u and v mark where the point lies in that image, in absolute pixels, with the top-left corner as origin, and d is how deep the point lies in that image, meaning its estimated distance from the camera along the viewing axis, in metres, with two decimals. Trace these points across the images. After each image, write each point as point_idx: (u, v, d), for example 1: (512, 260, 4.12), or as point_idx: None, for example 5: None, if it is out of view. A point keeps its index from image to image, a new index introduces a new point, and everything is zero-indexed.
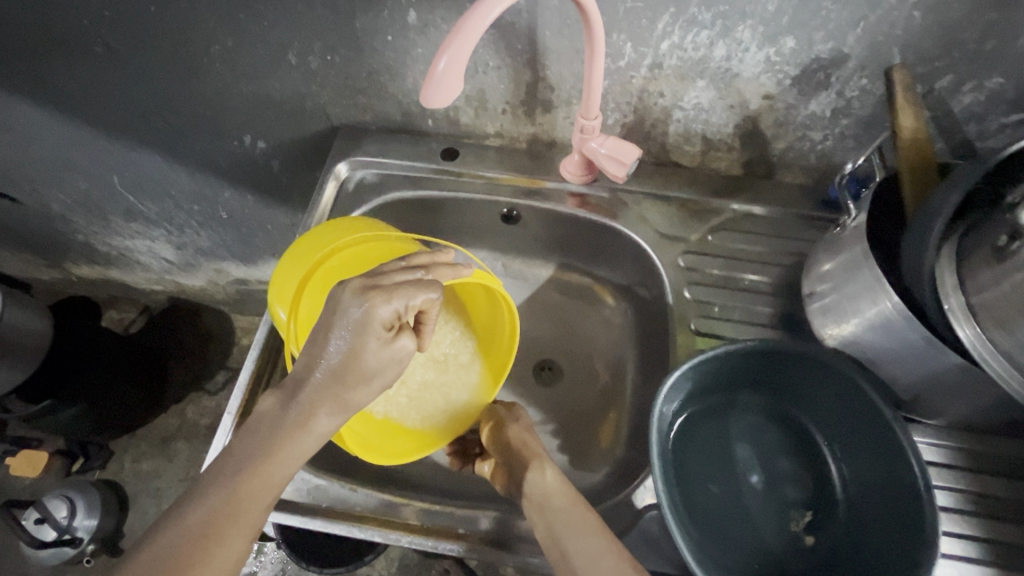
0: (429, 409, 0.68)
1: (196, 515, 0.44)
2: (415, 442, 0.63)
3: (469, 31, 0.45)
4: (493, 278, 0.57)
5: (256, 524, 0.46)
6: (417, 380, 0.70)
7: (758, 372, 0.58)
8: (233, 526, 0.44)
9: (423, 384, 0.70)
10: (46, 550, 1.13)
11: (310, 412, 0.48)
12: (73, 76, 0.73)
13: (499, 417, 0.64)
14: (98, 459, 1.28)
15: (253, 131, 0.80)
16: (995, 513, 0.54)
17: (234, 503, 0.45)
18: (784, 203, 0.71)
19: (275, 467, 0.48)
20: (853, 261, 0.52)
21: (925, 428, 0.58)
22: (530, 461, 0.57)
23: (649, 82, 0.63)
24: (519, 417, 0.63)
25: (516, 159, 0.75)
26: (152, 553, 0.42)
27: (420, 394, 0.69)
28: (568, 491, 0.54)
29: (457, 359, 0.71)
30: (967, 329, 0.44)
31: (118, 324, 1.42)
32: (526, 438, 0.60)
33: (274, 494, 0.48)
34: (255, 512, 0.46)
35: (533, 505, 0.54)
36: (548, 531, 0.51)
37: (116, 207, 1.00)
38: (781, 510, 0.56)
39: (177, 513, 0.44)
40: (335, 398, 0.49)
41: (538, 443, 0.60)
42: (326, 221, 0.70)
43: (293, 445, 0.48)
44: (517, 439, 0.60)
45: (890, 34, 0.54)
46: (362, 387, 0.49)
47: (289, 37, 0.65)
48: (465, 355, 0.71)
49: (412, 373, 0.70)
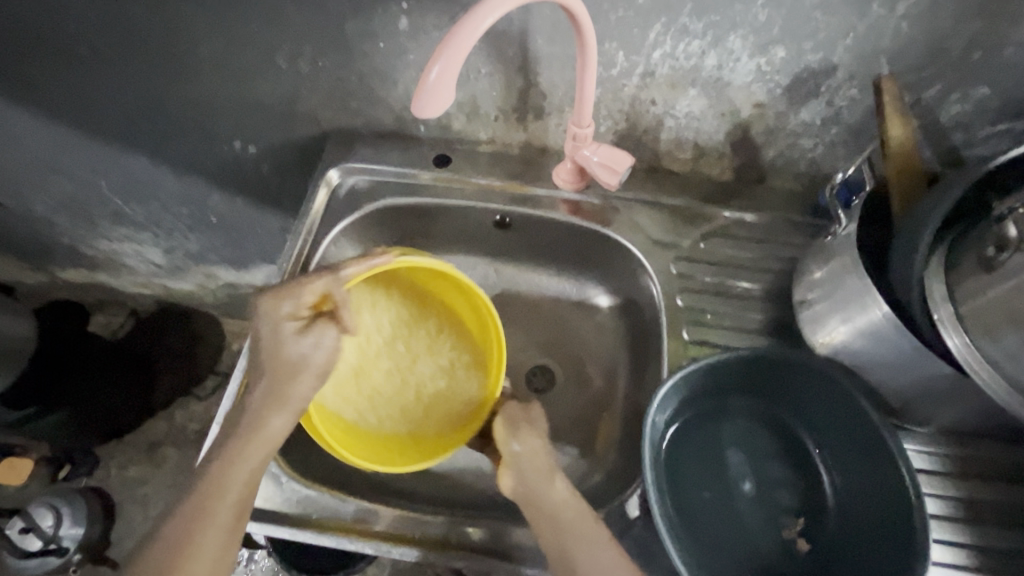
0: (451, 419, 0.67)
1: (172, 530, 0.51)
2: (432, 450, 0.62)
3: (459, 42, 0.45)
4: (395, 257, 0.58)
5: (232, 529, 0.52)
6: (429, 392, 0.69)
7: (750, 378, 0.58)
8: (204, 534, 0.51)
9: (437, 395, 0.69)
10: (31, 559, 1.12)
11: (266, 412, 0.56)
12: (59, 78, 0.73)
13: (511, 417, 0.60)
14: (85, 466, 1.26)
15: (243, 135, 0.79)
16: (983, 518, 0.55)
17: (199, 516, 0.51)
18: (775, 209, 0.71)
19: (236, 470, 0.54)
20: (841, 269, 0.52)
21: (916, 435, 0.58)
22: (545, 476, 0.56)
23: (640, 90, 0.63)
24: (535, 421, 0.61)
25: (508, 165, 0.75)
26: (148, 555, 0.50)
27: (436, 405, 0.68)
28: (581, 504, 0.54)
29: (461, 361, 0.70)
30: (957, 339, 0.44)
31: (106, 328, 1.40)
32: (534, 441, 0.59)
33: (240, 496, 0.53)
34: (224, 518, 0.52)
35: (541, 518, 0.54)
36: (555, 542, 0.52)
37: (103, 211, 0.99)
38: (773, 516, 0.57)
39: (159, 532, 0.52)
40: (278, 391, 0.56)
41: (550, 449, 0.59)
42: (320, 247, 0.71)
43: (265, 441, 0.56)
44: (530, 447, 0.58)
45: (879, 44, 0.55)
46: (303, 374, 0.57)
47: (278, 41, 0.64)
48: (466, 355, 0.70)
49: (423, 387, 0.69)
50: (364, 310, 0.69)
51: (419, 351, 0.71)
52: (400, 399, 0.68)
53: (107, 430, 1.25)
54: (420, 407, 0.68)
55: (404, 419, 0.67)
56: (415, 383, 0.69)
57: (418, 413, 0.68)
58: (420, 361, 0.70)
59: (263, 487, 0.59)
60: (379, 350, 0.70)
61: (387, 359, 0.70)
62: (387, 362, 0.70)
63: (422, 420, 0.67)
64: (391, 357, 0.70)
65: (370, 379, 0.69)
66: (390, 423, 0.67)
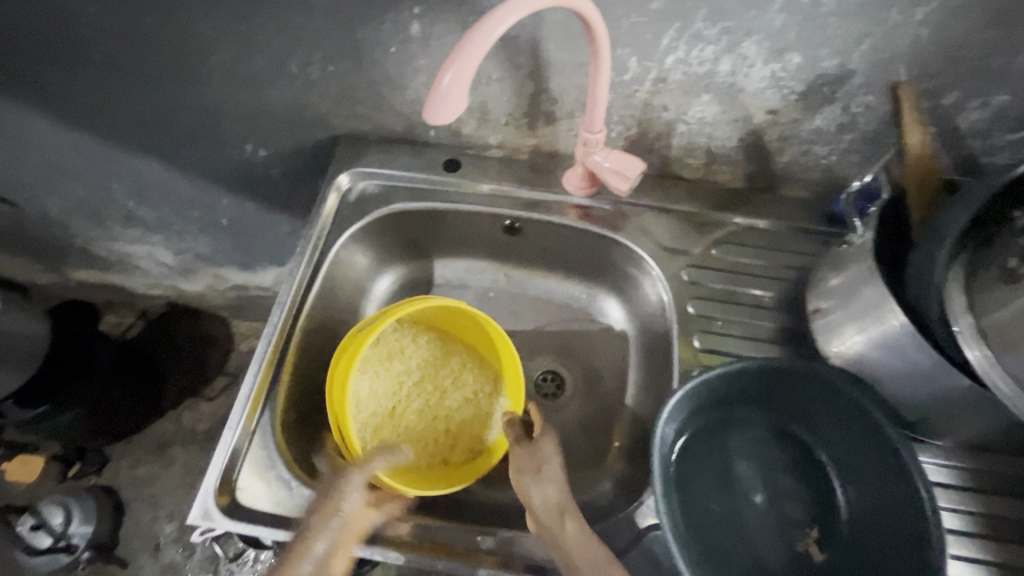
0: (483, 443, 0.69)
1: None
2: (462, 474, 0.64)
3: (474, 47, 0.45)
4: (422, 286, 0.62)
5: None
6: (457, 423, 0.71)
7: (761, 389, 0.57)
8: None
9: (465, 427, 0.70)
10: (41, 556, 1.14)
11: (310, 536, 0.52)
12: (72, 83, 0.73)
13: (518, 468, 0.58)
14: (94, 464, 1.28)
15: (254, 139, 0.79)
16: (1001, 534, 0.54)
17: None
18: (788, 217, 0.70)
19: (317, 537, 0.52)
20: (857, 279, 0.52)
21: (933, 448, 0.57)
22: (554, 519, 0.53)
23: (653, 96, 0.63)
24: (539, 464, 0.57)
25: (518, 170, 0.74)
26: None
27: (465, 436, 0.70)
28: (597, 548, 0.51)
29: (483, 392, 0.72)
30: (977, 351, 0.44)
31: (116, 329, 1.39)
32: (545, 492, 0.56)
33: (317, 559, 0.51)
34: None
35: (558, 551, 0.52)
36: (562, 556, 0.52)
37: (115, 213, 1.00)
38: (784, 528, 0.56)
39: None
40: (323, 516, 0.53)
41: (561, 492, 0.56)
42: (330, 257, 0.71)
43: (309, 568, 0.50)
44: (540, 496, 0.55)
45: (896, 51, 0.54)
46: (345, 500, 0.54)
47: (290, 47, 0.64)
48: (488, 386, 0.72)
49: (452, 419, 0.71)
50: (394, 357, 0.74)
51: (445, 387, 0.73)
52: (432, 434, 0.70)
53: (115, 430, 1.25)
54: (450, 437, 0.70)
55: (438, 451, 0.68)
56: (444, 417, 0.71)
57: (450, 443, 0.69)
58: (446, 395, 0.73)
59: (274, 490, 0.60)
60: (410, 391, 0.72)
61: (416, 399, 0.72)
62: (417, 400, 0.72)
63: (453, 450, 0.69)
64: (420, 395, 0.72)
65: (404, 419, 0.70)
66: (425, 456, 0.68)
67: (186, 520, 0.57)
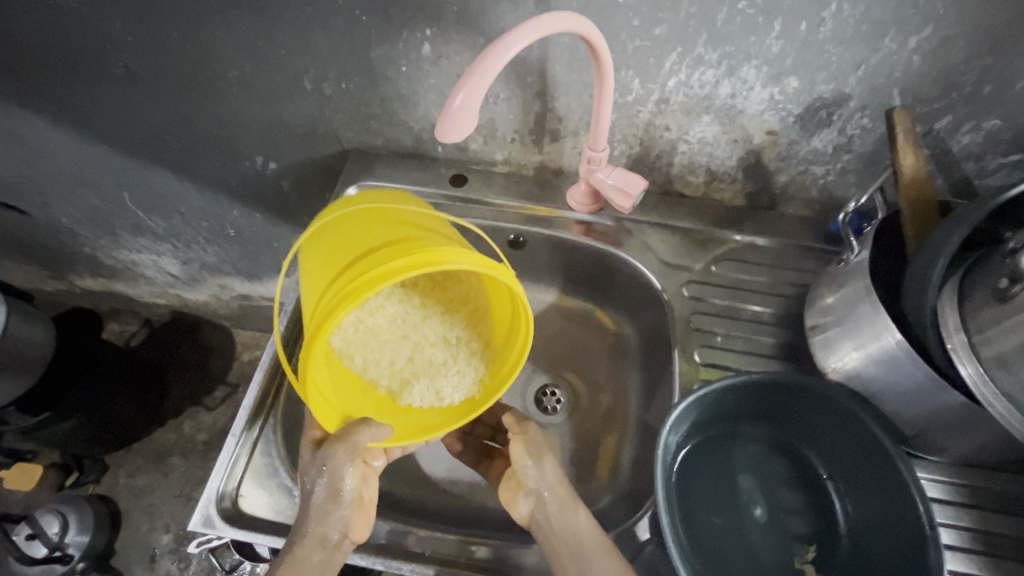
0: (434, 391, 0.65)
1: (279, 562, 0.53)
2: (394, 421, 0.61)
3: (484, 70, 0.46)
4: (442, 252, 0.49)
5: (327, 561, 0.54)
6: (424, 356, 0.68)
7: (761, 405, 0.58)
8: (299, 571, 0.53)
9: (429, 363, 0.67)
10: (35, 568, 1.11)
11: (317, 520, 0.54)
12: (91, 96, 0.75)
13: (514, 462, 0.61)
14: (92, 473, 1.27)
15: (264, 151, 0.81)
16: (998, 551, 0.54)
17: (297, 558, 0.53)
18: (786, 235, 0.72)
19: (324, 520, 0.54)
20: (855, 295, 0.53)
21: (930, 465, 0.58)
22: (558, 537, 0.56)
23: (655, 116, 0.65)
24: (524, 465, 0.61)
25: (523, 186, 0.76)
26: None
27: (422, 372, 0.67)
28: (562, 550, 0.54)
29: (468, 346, 0.68)
30: (970, 368, 0.45)
31: (118, 336, 1.40)
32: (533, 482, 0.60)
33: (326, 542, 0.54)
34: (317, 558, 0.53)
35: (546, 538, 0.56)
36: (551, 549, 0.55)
37: (125, 222, 1.01)
38: (784, 543, 0.57)
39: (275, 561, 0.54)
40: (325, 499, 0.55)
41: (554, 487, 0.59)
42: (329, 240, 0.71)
43: (330, 544, 0.54)
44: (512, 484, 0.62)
45: (891, 77, 0.56)
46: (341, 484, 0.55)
47: (306, 64, 0.66)
48: (475, 344, 0.68)
49: (423, 350, 0.68)
50: None
51: (432, 312, 0.70)
52: (394, 353, 0.67)
53: (117, 437, 1.26)
54: (410, 364, 0.67)
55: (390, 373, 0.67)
56: (414, 342, 0.68)
57: (405, 372, 0.67)
58: (429, 321, 0.69)
59: (277, 498, 0.61)
60: (394, 293, 0.69)
61: (397, 306, 0.69)
62: (395, 306, 0.69)
63: (403, 380, 0.66)
64: (402, 303, 0.69)
65: (375, 320, 0.68)
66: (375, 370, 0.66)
67: (188, 527, 0.58)
